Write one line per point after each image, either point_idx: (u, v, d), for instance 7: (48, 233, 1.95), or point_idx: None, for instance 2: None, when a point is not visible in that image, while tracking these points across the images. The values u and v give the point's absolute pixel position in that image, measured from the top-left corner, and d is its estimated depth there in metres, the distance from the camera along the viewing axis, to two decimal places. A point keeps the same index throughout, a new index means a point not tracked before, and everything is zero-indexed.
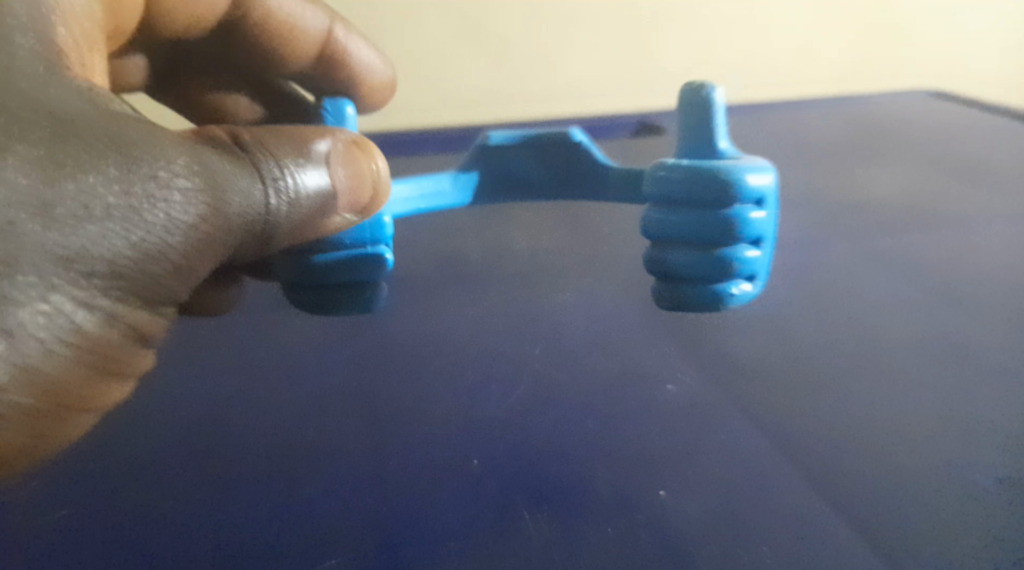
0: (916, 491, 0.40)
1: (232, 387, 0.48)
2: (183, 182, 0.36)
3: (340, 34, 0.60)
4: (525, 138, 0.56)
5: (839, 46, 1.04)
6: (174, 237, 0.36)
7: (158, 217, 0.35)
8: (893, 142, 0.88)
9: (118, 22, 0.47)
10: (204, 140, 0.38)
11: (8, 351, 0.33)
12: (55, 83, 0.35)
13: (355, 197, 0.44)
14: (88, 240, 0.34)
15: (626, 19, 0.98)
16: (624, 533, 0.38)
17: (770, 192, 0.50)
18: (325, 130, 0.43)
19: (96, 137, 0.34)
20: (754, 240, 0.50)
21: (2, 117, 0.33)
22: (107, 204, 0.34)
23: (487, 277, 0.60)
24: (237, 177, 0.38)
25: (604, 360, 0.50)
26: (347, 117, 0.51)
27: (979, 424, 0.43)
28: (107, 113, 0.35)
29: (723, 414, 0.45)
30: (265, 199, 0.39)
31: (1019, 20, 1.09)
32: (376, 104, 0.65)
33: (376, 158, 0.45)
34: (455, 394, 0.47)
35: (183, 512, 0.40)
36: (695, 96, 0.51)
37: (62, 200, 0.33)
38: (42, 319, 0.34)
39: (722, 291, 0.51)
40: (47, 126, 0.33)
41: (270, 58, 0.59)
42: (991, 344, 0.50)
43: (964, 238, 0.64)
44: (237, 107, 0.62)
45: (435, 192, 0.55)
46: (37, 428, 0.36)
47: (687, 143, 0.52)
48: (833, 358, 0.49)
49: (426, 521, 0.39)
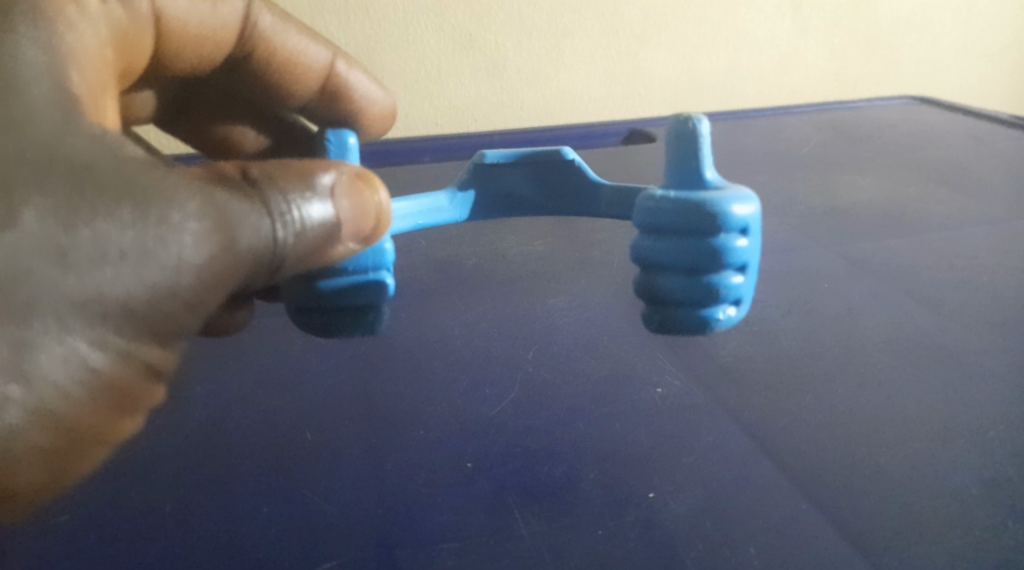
0: (903, 493, 0.40)
1: (233, 393, 0.48)
2: (194, 224, 0.37)
3: (342, 70, 0.61)
4: (522, 157, 0.56)
5: (818, 57, 1.09)
6: (185, 276, 0.37)
7: (169, 258, 0.37)
8: (882, 149, 0.90)
9: (130, 59, 0.48)
10: (212, 177, 0.38)
11: (26, 395, 0.35)
12: (72, 131, 0.36)
13: (357, 226, 0.44)
14: (103, 285, 0.35)
15: (615, 30, 1.00)
16: (614, 533, 0.39)
17: (754, 221, 0.50)
18: (329, 163, 0.43)
19: (111, 184, 0.35)
20: (739, 268, 0.50)
21: (21, 167, 0.34)
22: (121, 248, 0.35)
23: (482, 281, 0.61)
24: (246, 215, 0.39)
25: (595, 365, 0.51)
26: (350, 148, 0.51)
27: (963, 428, 0.44)
28: (121, 158, 0.36)
29: (712, 419, 0.46)
30: (273, 232, 0.40)
31: (984, 34, 1.16)
32: (380, 134, 0.66)
33: (380, 189, 0.45)
34: (449, 396, 0.48)
35: (185, 531, 0.39)
36: (683, 130, 0.51)
37: (78, 246, 0.34)
38: (60, 362, 0.35)
39: (709, 316, 0.50)
40: (64, 175, 0.35)
41: (274, 93, 0.60)
42: (977, 349, 0.51)
43: (947, 242, 0.66)
44: (243, 137, 0.64)
45: (433, 209, 0.56)
46: (55, 464, 0.37)
47: (672, 177, 0.52)
48: (817, 365, 0.50)
49: (421, 520, 0.40)
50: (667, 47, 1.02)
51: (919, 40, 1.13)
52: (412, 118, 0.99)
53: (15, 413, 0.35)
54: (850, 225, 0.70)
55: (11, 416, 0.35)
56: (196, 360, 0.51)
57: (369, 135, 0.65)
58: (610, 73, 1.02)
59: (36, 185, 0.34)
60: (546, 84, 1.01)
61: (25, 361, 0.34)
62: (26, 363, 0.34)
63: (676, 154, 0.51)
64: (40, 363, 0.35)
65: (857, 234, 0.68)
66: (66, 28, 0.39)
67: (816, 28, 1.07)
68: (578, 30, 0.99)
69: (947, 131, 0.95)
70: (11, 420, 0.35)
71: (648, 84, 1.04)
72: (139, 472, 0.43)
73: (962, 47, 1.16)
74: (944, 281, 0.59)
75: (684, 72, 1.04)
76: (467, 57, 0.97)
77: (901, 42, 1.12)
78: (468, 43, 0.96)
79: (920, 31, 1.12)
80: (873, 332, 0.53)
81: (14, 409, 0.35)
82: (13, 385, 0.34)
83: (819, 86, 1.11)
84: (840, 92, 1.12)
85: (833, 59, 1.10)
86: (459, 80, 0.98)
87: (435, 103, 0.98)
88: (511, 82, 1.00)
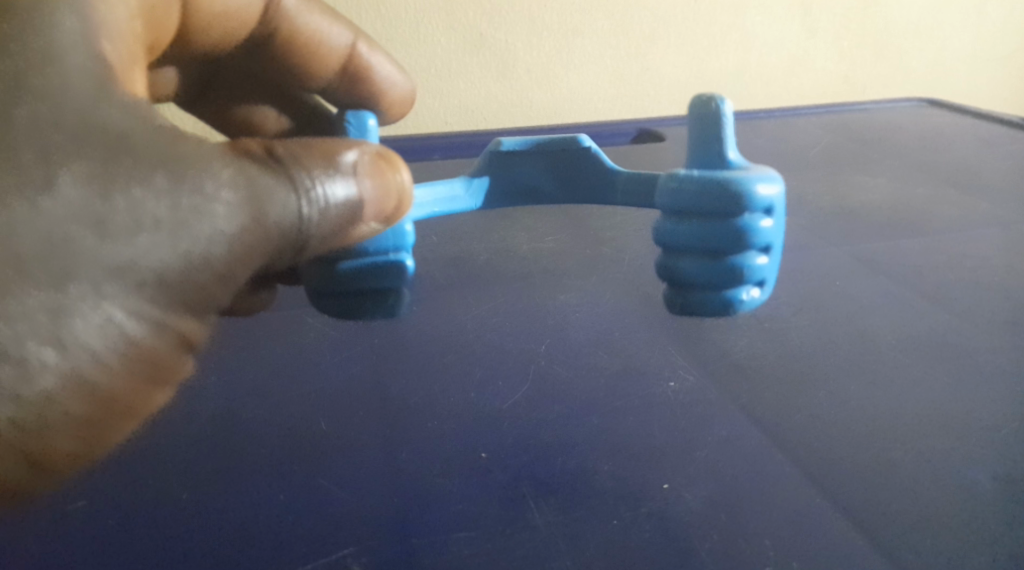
0: (919, 488, 0.40)
1: (249, 382, 0.49)
2: (227, 194, 0.38)
3: (365, 52, 0.61)
4: (537, 144, 0.56)
5: (826, 58, 1.09)
6: (218, 246, 0.38)
7: (203, 227, 0.38)
8: (891, 150, 0.90)
9: (156, 35, 0.48)
10: (243, 150, 0.40)
11: (61, 361, 0.35)
12: (105, 100, 0.36)
13: (380, 206, 0.45)
14: (138, 254, 0.36)
15: (626, 29, 1.00)
16: (629, 524, 0.39)
17: (778, 201, 0.51)
18: (352, 142, 0.44)
19: (147, 154, 0.36)
20: (763, 248, 0.51)
21: (58, 136, 0.35)
22: (156, 217, 0.36)
23: (493, 276, 0.61)
24: (276, 188, 0.40)
25: (606, 359, 0.51)
26: (370, 129, 0.52)
27: (975, 424, 0.44)
28: (152, 128, 0.37)
29: (725, 414, 0.46)
30: (299, 208, 0.40)
31: (993, 39, 1.16)
32: (399, 118, 0.65)
33: (400, 170, 0.46)
34: (463, 388, 0.48)
35: (215, 507, 0.40)
36: (705, 111, 0.51)
37: (114, 214, 0.35)
38: (96, 329, 0.36)
39: (733, 296, 0.52)
40: (101, 143, 0.35)
41: (291, 76, 0.60)
42: (991, 348, 0.51)
43: (957, 242, 0.66)
44: (265, 119, 0.63)
45: (449, 197, 0.56)
46: (86, 434, 0.37)
47: (694, 159, 0.52)
48: (830, 362, 0.50)
49: (438, 510, 0.40)
50: (676, 48, 1.02)
51: (928, 43, 1.13)
52: (421, 115, 0.99)
53: (51, 378, 0.35)
54: (859, 224, 0.70)
55: (47, 382, 0.35)
56: (212, 352, 0.51)
57: (389, 121, 0.65)
58: (619, 74, 1.03)
59: (73, 151, 0.35)
60: (554, 85, 1.01)
61: (61, 326, 0.35)
62: (63, 330, 0.35)
63: (699, 136, 0.51)
64: (76, 329, 0.35)
65: (866, 235, 0.68)
66: (103, 20, 0.39)
67: (825, 31, 1.07)
68: (588, 29, 0.99)
69: (957, 133, 0.95)
70: (46, 385, 0.35)
71: (657, 84, 1.04)
72: (161, 452, 0.43)
73: (972, 50, 1.16)
74: (955, 281, 0.59)
75: (694, 72, 1.04)
76: (477, 56, 0.97)
77: (909, 44, 1.12)
78: (478, 43, 0.96)
79: (931, 34, 1.12)
80: (885, 329, 0.53)
81: (51, 375, 0.35)
82: (49, 351, 0.35)
83: (828, 87, 1.11)
84: (847, 94, 1.13)
85: (842, 61, 1.10)
86: (468, 78, 0.98)
87: (445, 102, 0.99)
88: (520, 81, 1.00)
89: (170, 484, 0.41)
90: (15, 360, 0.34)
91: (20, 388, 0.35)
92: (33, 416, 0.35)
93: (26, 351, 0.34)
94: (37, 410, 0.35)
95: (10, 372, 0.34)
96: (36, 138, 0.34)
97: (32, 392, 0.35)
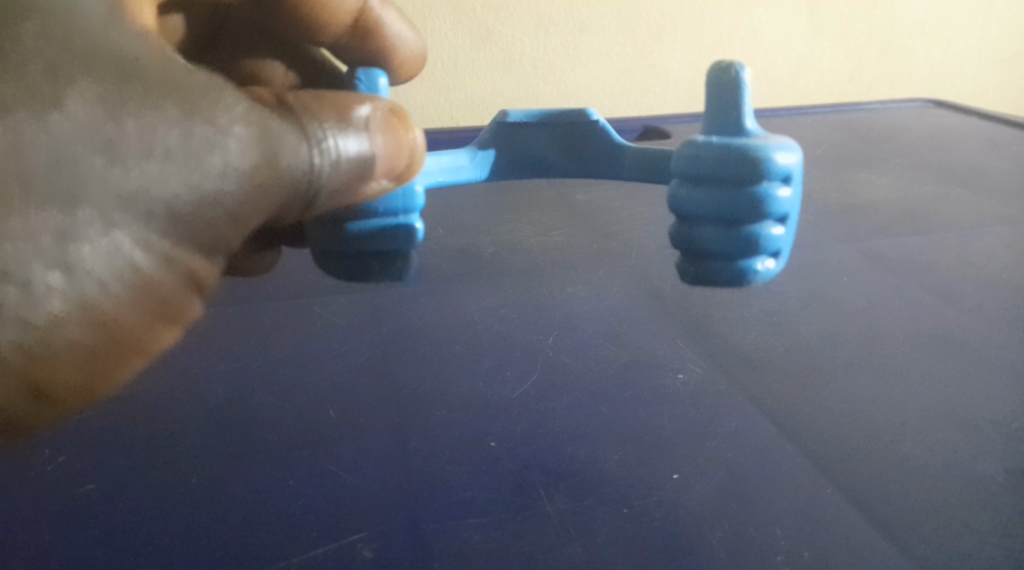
0: (932, 480, 0.40)
1: (254, 369, 0.48)
2: (240, 130, 0.41)
3: (377, 5, 0.57)
4: (544, 116, 0.56)
5: (831, 58, 1.09)
6: (228, 183, 0.41)
7: (215, 162, 0.40)
8: (898, 149, 0.90)
9: None
10: (257, 97, 0.42)
11: (67, 285, 0.38)
12: (113, 27, 0.39)
13: (390, 164, 0.47)
14: (148, 182, 0.39)
15: (632, 27, 1.00)
16: (638, 513, 0.38)
17: (796, 170, 0.51)
18: (365, 98, 0.46)
19: (155, 83, 0.39)
20: (780, 219, 0.52)
21: (67, 54, 0.37)
22: (168, 145, 0.39)
23: (500, 269, 0.60)
24: (289, 134, 0.43)
25: (614, 350, 0.50)
26: (380, 87, 0.54)
27: (986, 418, 0.44)
28: (160, 56, 0.40)
29: (735, 406, 0.45)
30: (310, 157, 0.43)
31: (996, 42, 1.16)
32: (408, 80, 0.62)
33: (413, 129, 0.48)
34: (472, 378, 0.48)
35: (223, 497, 0.39)
36: (724, 77, 0.51)
37: (124, 139, 0.38)
38: (103, 255, 0.39)
39: (747, 267, 0.53)
40: (112, 69, 0.38)
41: (310, 40, 0.58)
42: (1002, 344, 0.50)
43: (964, 240, 0.65)
44: (273, 75, 0.59)
45: (454, 168, 0.56)
46: (94, 361, 0.40)
47: (710, 124, 0.52)
48: (840, 355, 0.49)
49: (447, 497, 0.39)
50: (682, 47, 1.02)
51: (933, 45, 1.13)
52: (427, 112, 0.99)
53: (57, 302, 0.38)
54: (867, 221, 0.70)
55: (53, 305, 0.38)
56: (219, 340, 0.51)
57: (398, 81, 0.61)
58: (625, 71, 1.02)
59: (80, 73, 0.37)
60: (560, 81, 1.01)
61: (68, 251, 0.38)
62: (70, 253, 0.38)
63: (717, 103, 0.52)
64: (83, 255, 0.38)
65: (873, 231, 0.68)
66: None
67: (831, 30, 1.07)
68: (594, 26, 0.99)
69: (962, 133, 0.95)
70: (54, 310, 0.38)
71: (662, 81, 1.04)
72: (165, 440, 0.42)
73: (976, 53, 1.16)
74: (963, 277, 0.59)
75: (699, 70, 1.04)
76: (483, 52, 0.97)
77: (913, 45, 1.12)
78: (485, 37, 0.96)
79: (936, 35, 1.12)
80: (895, 323, 0.53)
81: (57, 299, 0.38)
82: (54, 274, 0.38)
83: (832, 88, 1.11)
84: (852, 94, 1.12)
85: (846, 61, 1.10)
86: (474, 74, 0.98)
87: (451, 96, 0.98)
88: (525, 78, 1.00)
89: (174, 464, 0.41)
90: (21, 283, 0.37)
91: (28, 311, 0.38)
92: (39, 339, 0.38)
93: (32, 273, 0.37)
94: (44, 335, 0.38)
95: (15, 293, 0.37)
96: (43, 57, 0.37)
97: (38, 316, 0.38)
